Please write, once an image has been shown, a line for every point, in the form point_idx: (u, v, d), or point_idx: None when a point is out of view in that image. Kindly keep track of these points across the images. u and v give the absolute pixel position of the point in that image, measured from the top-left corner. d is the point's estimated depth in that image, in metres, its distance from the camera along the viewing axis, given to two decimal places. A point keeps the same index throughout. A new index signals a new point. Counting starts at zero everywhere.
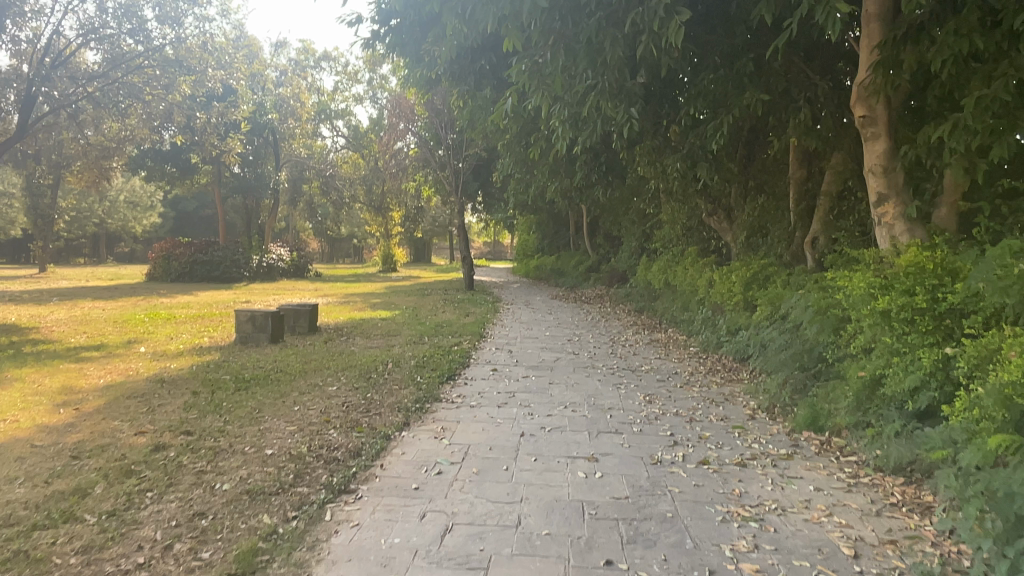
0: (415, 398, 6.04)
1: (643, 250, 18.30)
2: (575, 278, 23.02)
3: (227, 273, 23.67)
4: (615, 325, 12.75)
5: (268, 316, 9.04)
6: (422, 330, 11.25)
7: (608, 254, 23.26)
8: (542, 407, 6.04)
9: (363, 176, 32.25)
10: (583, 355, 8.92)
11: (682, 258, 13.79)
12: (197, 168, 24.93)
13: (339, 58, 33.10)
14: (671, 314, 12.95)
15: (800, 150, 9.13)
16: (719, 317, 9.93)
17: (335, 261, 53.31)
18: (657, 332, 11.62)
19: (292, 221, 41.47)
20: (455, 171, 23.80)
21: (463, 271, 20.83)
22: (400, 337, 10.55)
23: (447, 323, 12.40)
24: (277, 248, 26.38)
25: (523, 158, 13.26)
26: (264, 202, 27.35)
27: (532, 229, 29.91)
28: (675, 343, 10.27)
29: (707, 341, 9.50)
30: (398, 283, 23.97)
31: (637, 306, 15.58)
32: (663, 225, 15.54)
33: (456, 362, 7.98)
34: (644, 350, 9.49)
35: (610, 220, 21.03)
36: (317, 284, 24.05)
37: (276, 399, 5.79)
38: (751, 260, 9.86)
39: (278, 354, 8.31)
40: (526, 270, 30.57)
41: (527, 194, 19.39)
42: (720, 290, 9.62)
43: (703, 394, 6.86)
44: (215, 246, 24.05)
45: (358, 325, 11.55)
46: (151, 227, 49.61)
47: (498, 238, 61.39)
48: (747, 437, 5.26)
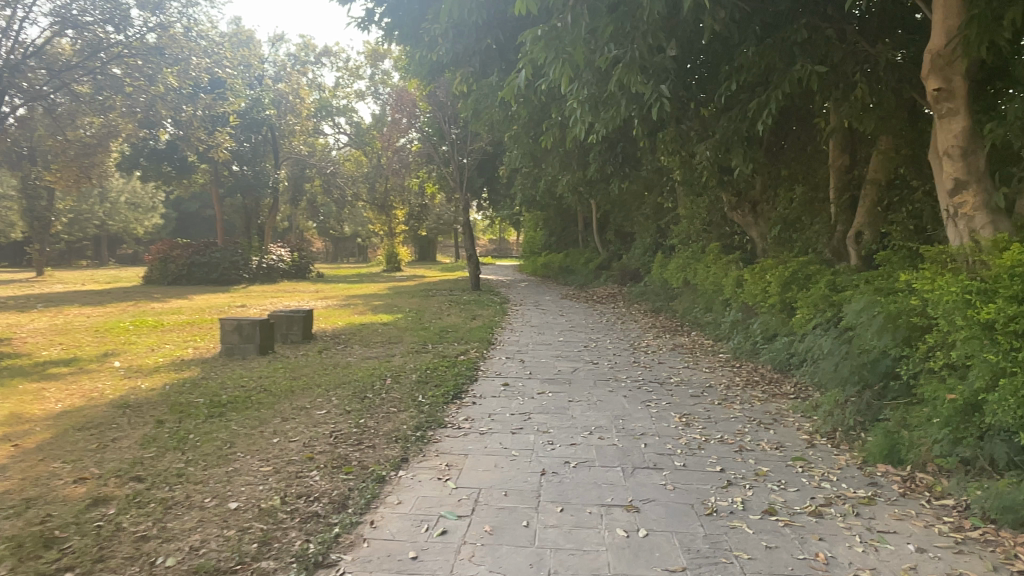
0: (416, 424, 5.18)
1: (658, 246, 17.45)
2: (585, 276, 22.16)
3: (225, 275, 22.86)
4: (634, 327, 11.87)
5: (256, 325, 8.20)
6: (426, 337, 10.40)
7: (619, 251, 22.39)
8: (564, 434, 5.17)
9: (366, 173, 31.44)
10: (604, 365, 8.05)
11: (703, 255, 12.93)
12: (194, 168, 24.14)
13: (340, 53, 32.32)
14: (693, 315, 12.09)
15: (842, 134, 8.25)
16: (751, 320, 9.05)
17: (340, 260, 52.57)
18: (681, 336, 10.73)
19: (295, 221, 40.70)
20: (460, 167, 22.93)
21: (469, 271, 19.98)
22: (401, 345, 9.69)
23: (453, 327, 11.55)
24: (277, 248, 25.56)
25: (533, 151, 12.41)
26: (264, 201, 26.54)
27: (540, 225, 29.03)
28: (702, 348, 9.40)
29: (739, 347, 8.62)
30: (402, 283, 23.13)
31: (654, 306, 14.71)
32: (681, 220, 14.68)
33: (462, 375, 7.11)
34: (669, 358, 8.60)
35: (622, 216, 20.18)
36: (318, 285, 23.24)
37: (254, 429, 4.93)
38: (785, 257, 8.98)
39: (265, 368, 7.46)
40: (533, 268, 29.70)
41: (535, 189, 18.54)
42: (753, 291, 8.75)
43: (747, 414, 5.98)
44: (213, 248, 23.25)
45: (357, 332, 10.71)
46: (153, 229, 48.98)
47: (503, 235, 60.61)
48: (814, 474, 4.38)
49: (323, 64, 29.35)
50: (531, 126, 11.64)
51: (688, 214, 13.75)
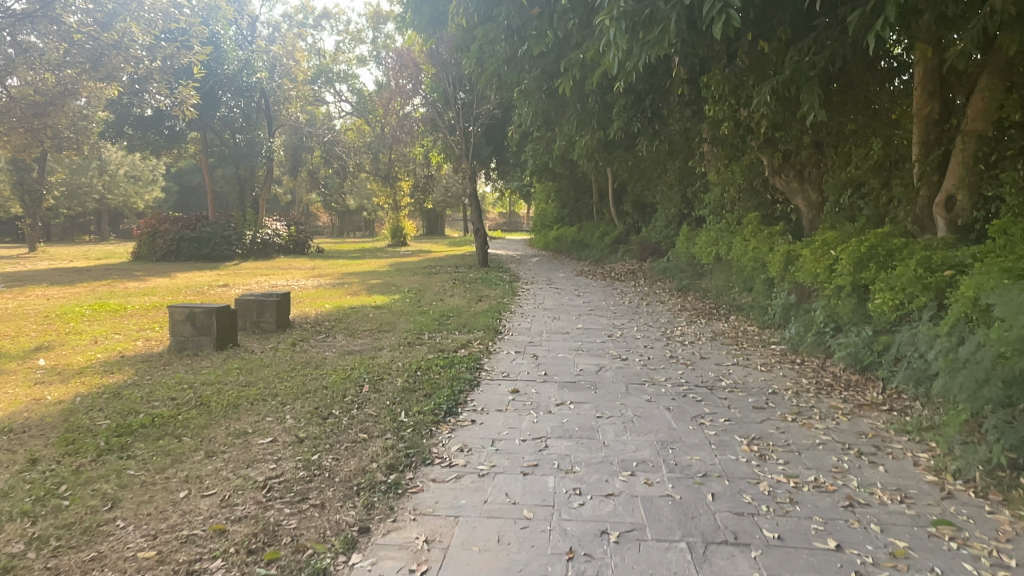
0: (388, 463, 3.74)
1: (683, 218, 15.88)
2: (600, 251, 20.66)
3: (217, 251, 21.39)
4: (661, 310, 10.39)
5: (212, 314, 6.76)
6: (423, 323, 8.94)
7: (637, 224, 20.88)
8: (596, 475, 3.69)
9: (369, 143, 29.86)
10: (635, 362, 6.56)
11: (740, 227, 11.37)
12: (183, 137, 22.62)
13: (340, 17, 30.69)
14: (730, 296, 10.58)
15: (935, 74, 6.66)
16: (812, 305, 7.53)
17: (346, 235, 51.18)
18: (718, 322, 9.25)
19: (297, 194, 39.28)
20: (466, 134, 21.33)
21: (476, 246, 18.49)
22: (391, 334, 8.23)
23: (455, 311, 10.07)
24: (273, 223, 24.06)
25: (548, 109, 10.86)
26: (259, 173, 25.03)
27: (551, 197, 27.54)
28: (751, 340, 7.89)
29: (799, 339, 7.12)
30: (406, 259, 21.64)
31: (680, 285, 13.16)
32: (712, 188, 13.10)
33: (461, 379, 5.66)
34: (713, 352, 7.10)
35: (642, 185, 18.57)
36: (316, 261, 21.75)
37: (158, 475, 3.51)
38: (853, 229, 7.43)
39: (218, 369, 6.02)
40: (544, 242, 28.11)
41: (548, 156, 16.96)
42: (814, 270, 7.21)
43: (836, 435, 4.51)
44: (204, 222, 21.78)
45: (343, 318, 9.26)
46: (155, 203, 47.60)
47: (512, 208, 59.20)
48: (981, 556, 2.90)
49: (322, 27, 27.71)
50: (546, 77, 10.07)
51: (721, 180, 12.19)
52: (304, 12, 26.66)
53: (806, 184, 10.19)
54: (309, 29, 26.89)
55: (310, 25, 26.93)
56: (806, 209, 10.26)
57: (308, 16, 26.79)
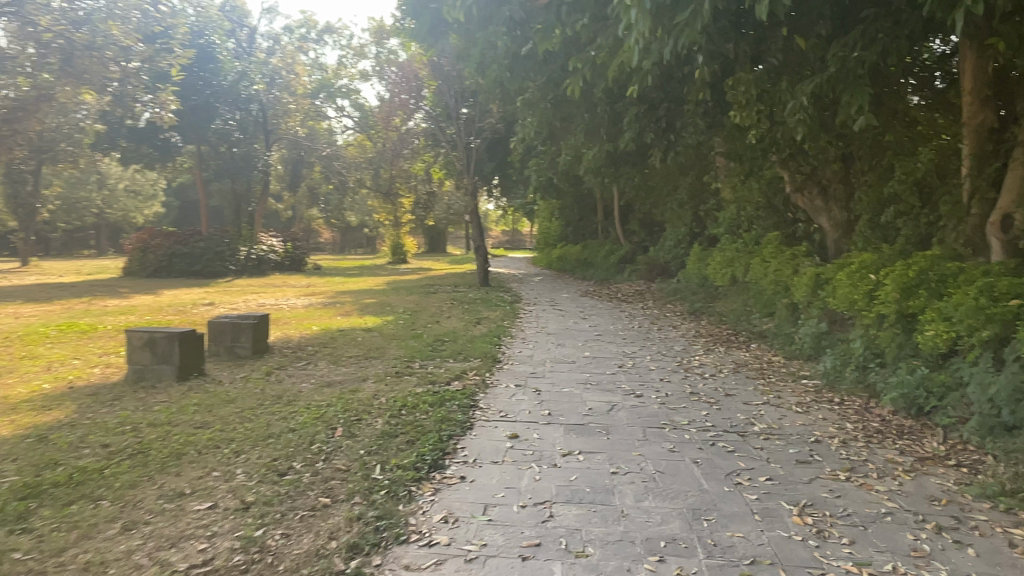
0: (351, 542, 2.95)
1: (694, 237, 15.14)
2: (605, 271, 19.91)
3: (209, 268, 20.64)
4: (674, 336, 9.61)
5: (174, 340, 6.01)
6: (416, 349, 8.16)
7: (644, 243, 20.15)
8: (614, 564, 2.88)
9: (370, 159, 29.28)
10: (652, 399, 5.77)
11: (758, 247, 10.64)
12: (178, 150, 21.99)
13: (344, 32, 30.29)
14: (748, 322, 9.80)
15: (989, 77, 5.95)
16: (848, 335, 6.76)
17: (347, 251, 50.53)
18: (738, 351, 8.47)
19: (298, 210, 38.66)
20: (469, 149, 20.68)
21: (477, 264, 17.76)
22: (379, 361, 7.45)
23: (451, 335, 9.30)
24: (269, 238, 23.34)
25: (554, 120, 10.19)
26: (255, 188, 24.38)
27: (556, 214, 26.87)
28: (778, 372, 7.11)
29: (835, 374, 6.33)
30: (405, 278, 20.87)
31: (692, 307, 12.39)
32: (727, 206, 12.39)
33: (453, 420, 4.88)
34: (738, 388, 6.31)
35: (650, 203, 17.89)
36: (311, 278, 20.98)
37: (51, 560, 2.76)
38: (893, 252, 6.67)
39: (174, 405, 5.24)
40: (548, 261, 27.41)
41: (553, 171, 16.29)
42: (852, 296, 6.43)
43: (904, 501, 3.71)
44: (197, 238, 21.08)
45: (328, 343, 8.49)
46: (155, 218, 46.97)
47: (515, 226, 58.64)
48: None
49: (324, 41, 27.27)
50: (552, 84, 9.41)
51: (736, 197, 11.49)
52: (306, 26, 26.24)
53: (830, 201, 9.59)
54: (311, 43, 26.44)
55: (311, 38, 26.50)
56: (829, 228, 9.62)
57: (310, 30, 26.35)
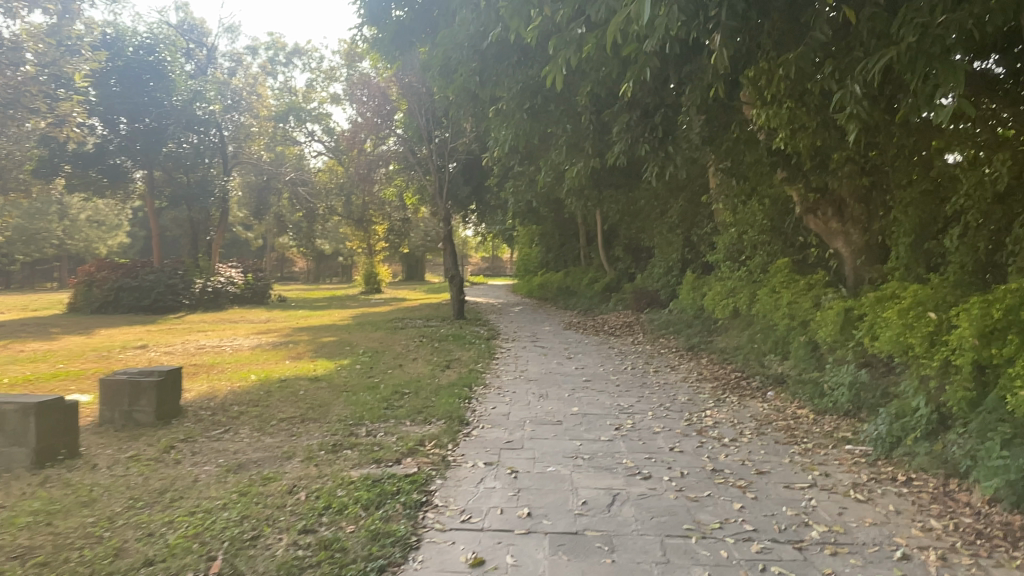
0: None
1: (686, 263, 13.94)
2: (589, 300, 18.66)
3: (160, 302, 18.90)
4: (674, 381, 8.25)
5: (28, 414, 4.53)
6: (364, 406, 6.66)
7: (630, 268, 18.96)
8: None
9: (340, 184, 27.95)
10: (667, 484, 4.35)
11: (765, 275, 9.38)
12: (128, 176, 20.38)
13: (313, 53, 29.17)
14: (758, 362, 8.47)
15: None
16: (900, 387, 5.43)
17: (320, 280, 48.87)
18: (753, 400, 7.12)
19: (268, 238, 37.12)
20: (442, 172, 19.44)
21: (450, 295, 16.36)
22: (315, 426, 5.95)
23: (412, 385, 7.84)
24: (228, 268, 21.75)
25: (532, 134, 8.94)
26: (215, 216, 22.79)
27: (536, 240, 25.73)
28: (811, 435, 5.74)
29: (892, 440, 4.99)
30: (374, 310, 19.38)
31: (688, 343, 11.05)
32: (725, 229, 11.16)
33: (390, 537, 3.41)
34: (769, 462, 4.91)
35: (636, 227, 16.71)
36: (271, 312, 19.38)
37: None
38: (953, 286, 5.39)
39: (1, 517, 3.75)
40: (528, 289, 26.10)
41: (532, 194, 15.05)
42: (911, 340, 5.10)
43: None
44: (146, 269, 19.34)
45: (260, 400, 6.96)
46: (119, 248, 44.91)
47: (494, 252, 57.57)
48: None
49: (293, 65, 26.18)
50: (529, 91, 8.17)
51: (737, 219, 10.26)
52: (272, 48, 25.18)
53: (848, 223, 8.39)
54: (279, 65, 25.25)
55: (278, 62, 25.51)
56: (847, 253, 8.41)
57: (277, 53, 25.30)
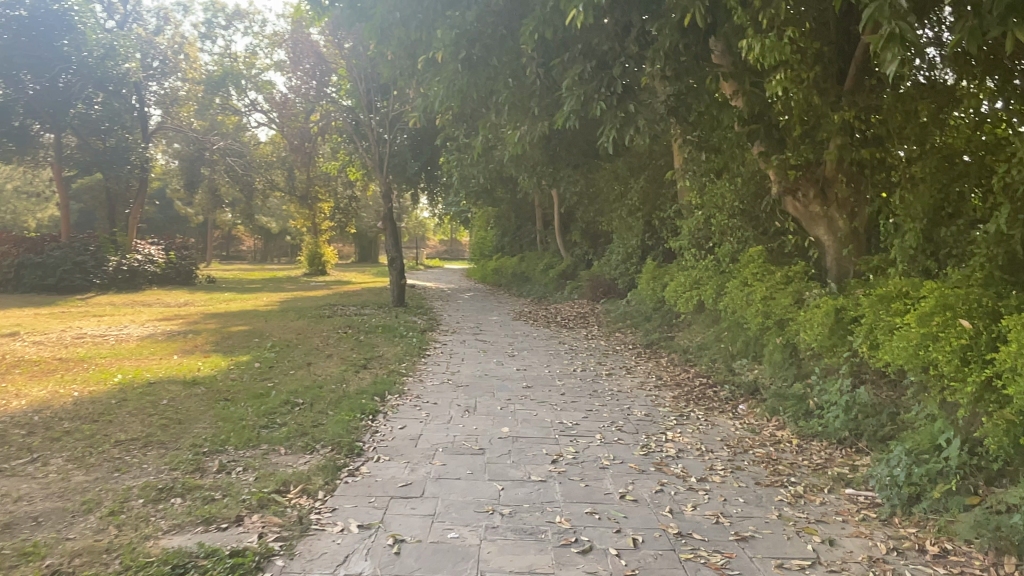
0: None
1: (647, 250, 12.74)
2: (543, 287, 17.39)
3: (67, 282, 16.87)
4: (627, 388, 6.98)
5: None
6: (232, 426, 5.21)
7: (587, 255, 17.75)
8: None
9: (283, 158, 26.05)
10: (615, 566, 3.02)
11: (735, 265, 8.17)
12: (37, 140, 17.78)
13: (256, 17, 27.12)
14: (727, 368, 7.26)
15: None
16: (915, 415, 4.24)
17: (269, 261, 46.60)
18: (721, 417, 5.90)
19: (209, 214, 34.84)
20: (389, 145, 17.85)
21: (390, 280, 14.85)
22: (154, 456, 4.49)
23: (311, 391, 6.39)
24: (147, 246, 19.75)
25: (470, 94, 7.55)
26: (135, 187, 20.74)
27: (491, 222, 24.36)
28: (798, 471, 4.50)
29: (910, 488, 3.78)
30: (308, 295, 17.71)
31: (647, 340, 9.81)
32: (690, 212, 9.94)
33: None
34: (751, 519, 3.63)
35: (594, 210, 15.46)
36: (193, 294, 17.52)
37: None
38: (986, 287, 4.21)
39: None
40: (482, 274, 24.75)
41: (481, 170, 13.64)
42: (936, 356, 3.91)
43: None
44: (51, 244, 17.21)
45: (104, 413, 5.43)
46: (49, 222, 41.77)
47: (452, 236, 56.00)
48: None
49: (236, 29, 24.60)
50: (466, 38, 6.76)
51: (703, 201, 9.04)
52: (211, 11, 23.75)
53: (832, 207, 7.25)
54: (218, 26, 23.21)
55: (218, 25, 24.23)
56: (830, 242, 7.27)
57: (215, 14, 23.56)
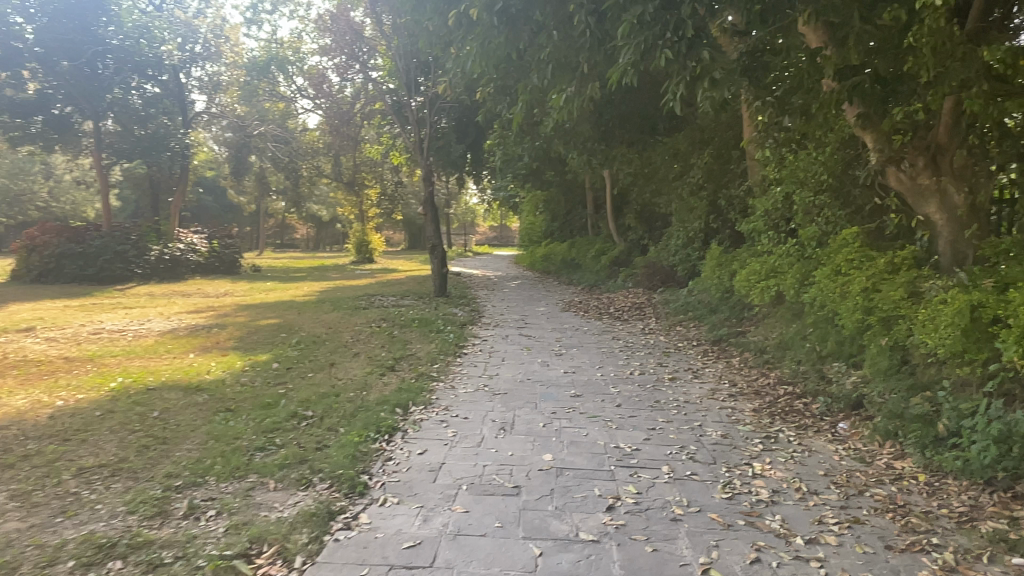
0: None
1: (710, 233, 11.51)
2: (595, 275, 16.27)
3: (107, 272, 16.69)
4: (695, 397, 5.89)
5: None
6: (223, 449, 4.33)
7: (643, 240, 16.53)
8: None
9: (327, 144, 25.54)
10: None
11: (823, 251, 6.93)
12: (76, 129, 17.94)
13: None
14: (819, 374, 6.07)
15: None
16: None
17: (320, 248, 46.65)
18: (818, 439, 4.77)
19: (259, 203, 34.75)
20: (432, 125, 16.97)
21: (432, 268, 13.99)
22: (115, 493, 3.67)
23: (325, 399, 5.52)
24: (189, 234, 19.40)
25: (512, 54, 6.52)
26: (177, 174, 20.41)
27: (541, 207, 23.30)
28: (939, 528, 3.36)
29: None
30: (349, 284, 17.03)
31: (714, 336, 8.65)
32: (765, 190, 8.71)
33: None
34: None
35: (650, 192, 14.26)
36: (233, 284, 17.04)
37: None
38: None
39: None
40: (531, 261, 23.75)
41: (528, 148, 12.61)
42: None
43: None
44: (94, 234, 17.02)
45: (82, 430, 4.66)
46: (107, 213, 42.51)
47: (502, 222, 55.11)
48: None
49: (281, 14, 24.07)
50: None
51: (783, 176, 7.80)
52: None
53: (946, 179, 5.96)
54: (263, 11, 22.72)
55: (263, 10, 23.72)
56: (941, 222, 5.99)
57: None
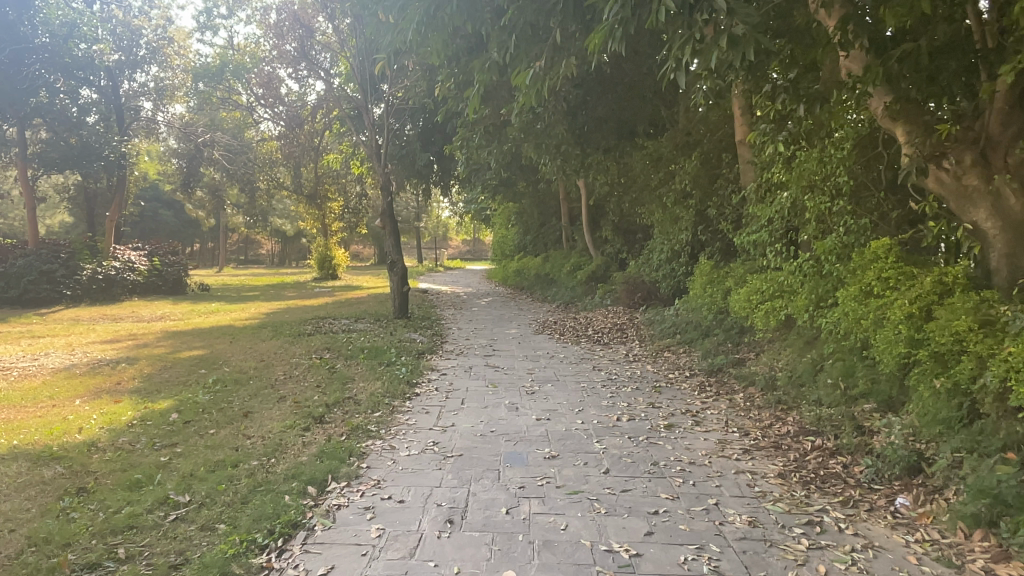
0: None
1: (697, 246, 10.36)
2: (571, 291, 15.05)
3: (32, 294, 15.03)
4: (701, 454, 4.63)
5: None
6: (30, 570, 2.95)
7: (621, 253, 15.37)
8: None
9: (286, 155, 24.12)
10: None
11: (845, 266, 5.74)
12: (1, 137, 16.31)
13: None
14: (853, 423, 4.82)
15: None
16: None
17: (286, 264, 44.93)
18: (878, 523, 3.53)
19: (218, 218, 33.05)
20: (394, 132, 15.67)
21: (390, 286, 12.64)
22: None
23: (218, 471, 4.15)
24: (127, 251, 17.79)
25: (467, 26, 5.27)
26: (116, 186, 18.81)
27: (513, 219, 22.08)
28: None
29: None
30: (302, 305, 15.58)
31: (711, 366, 7.43)
32: (766, 196, 7.55)
33: None
34: None
35: (629, 202, 13.10)
36: (173, 305, 15.48)
37: None
38: None
39: None
40: (502, 277, 22.48)
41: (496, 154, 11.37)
42: None
43: None
44: (18, 252, 15.35)
45: None
46: None
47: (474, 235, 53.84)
48: None
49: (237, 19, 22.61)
50: None
51: (790, 178, 6.62)
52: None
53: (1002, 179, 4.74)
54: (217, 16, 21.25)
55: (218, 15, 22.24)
56: (994, 234, 4.74)
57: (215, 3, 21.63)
